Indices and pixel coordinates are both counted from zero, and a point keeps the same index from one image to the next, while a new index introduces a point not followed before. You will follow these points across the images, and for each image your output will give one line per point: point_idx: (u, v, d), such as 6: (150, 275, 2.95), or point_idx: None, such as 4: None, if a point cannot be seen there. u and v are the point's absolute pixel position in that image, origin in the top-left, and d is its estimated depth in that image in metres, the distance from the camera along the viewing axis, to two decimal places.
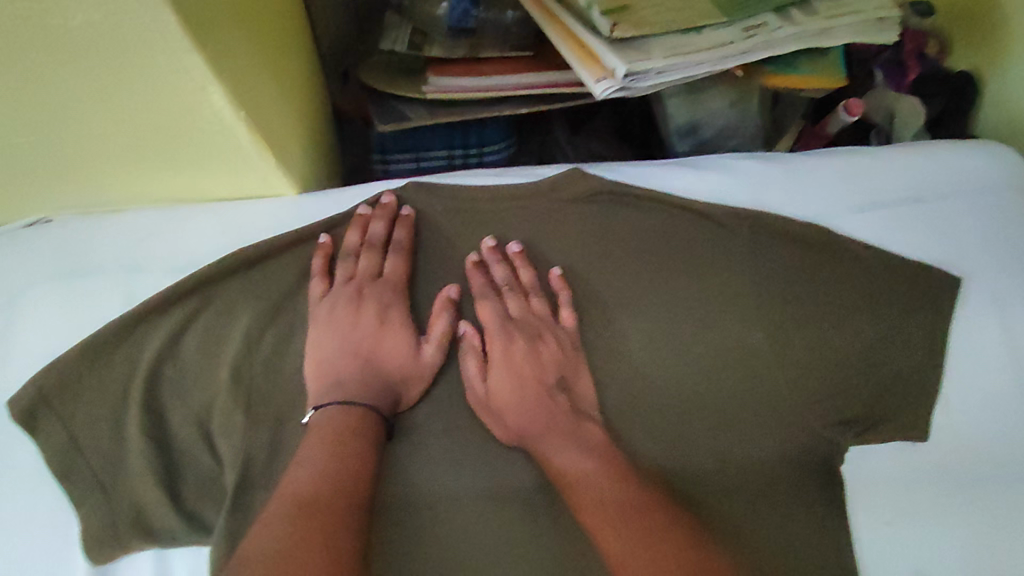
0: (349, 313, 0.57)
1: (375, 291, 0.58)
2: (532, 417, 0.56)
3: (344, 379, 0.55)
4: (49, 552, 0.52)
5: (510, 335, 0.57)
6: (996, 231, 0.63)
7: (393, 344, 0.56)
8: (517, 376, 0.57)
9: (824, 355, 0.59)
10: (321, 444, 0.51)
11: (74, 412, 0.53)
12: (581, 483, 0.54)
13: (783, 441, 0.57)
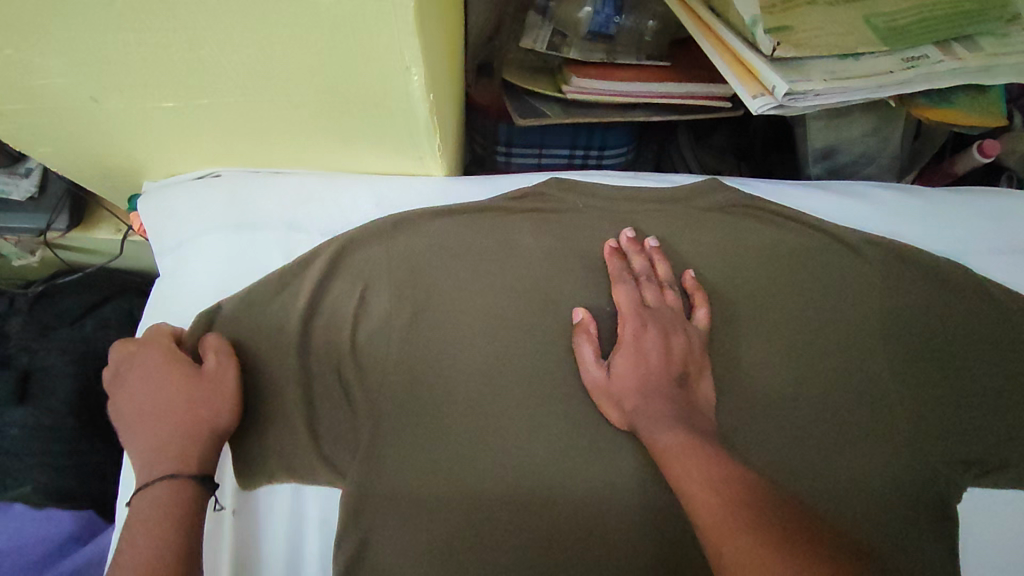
0: (146, 385, 0.53)
1: (146, 356, 0.54)
2: (647, 397, 0.54)
3: (164, 459, 0.50)
4: None
5: (642, 324, 0.57)
6: None
7: (180, 413, 0.52)
8: (641, 358, 0.56)
9: (948, 394, 0.59)
10: (156, 511, 0.47)
11: None
12: (685, 462, 0.49)
13: (898, 472, 0.57)
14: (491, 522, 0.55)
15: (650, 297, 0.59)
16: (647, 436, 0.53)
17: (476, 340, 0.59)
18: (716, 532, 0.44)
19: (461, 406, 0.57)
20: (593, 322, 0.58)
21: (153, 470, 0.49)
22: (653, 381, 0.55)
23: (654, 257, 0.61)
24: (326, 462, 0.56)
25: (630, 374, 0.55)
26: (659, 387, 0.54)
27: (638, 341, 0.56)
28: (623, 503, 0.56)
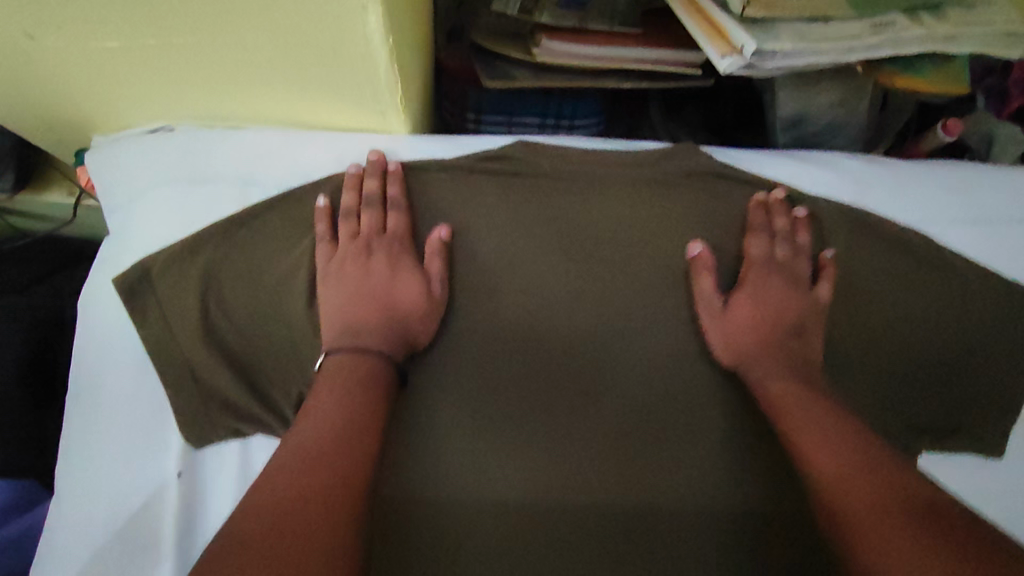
0: (352, 267, 0.55)
1: (377, 248, 0.56)
2: (753, 341, 0.57)
3: (361, 328, 0.54)
4: (137, 432, 0.54)
5: (770, 273, 0.58)
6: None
7: (398, 295, 0.55)
8: (773, 302, 0.58)
9: (903, 363, 0.59)
10: (337, 376, 0.50)
11: (172, 300, 0.56)
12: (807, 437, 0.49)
13: None
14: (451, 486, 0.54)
15: (782, 238, 0.60)
16: (753, 381, 0.55)
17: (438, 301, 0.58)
18: (858, 512, 0.44)
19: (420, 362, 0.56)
20: (712, 254, 0.58)
21: (338, 342, 0.53)
22: (775, 327, 0.57)
23: (796, 224, 0.60)
24: (277, 422, 0.54)
25: (748, 327, 0.57)
26: (778, 343, 0.57)
27: (764, 288, 0.58)
28: (583, 466, 0.56)
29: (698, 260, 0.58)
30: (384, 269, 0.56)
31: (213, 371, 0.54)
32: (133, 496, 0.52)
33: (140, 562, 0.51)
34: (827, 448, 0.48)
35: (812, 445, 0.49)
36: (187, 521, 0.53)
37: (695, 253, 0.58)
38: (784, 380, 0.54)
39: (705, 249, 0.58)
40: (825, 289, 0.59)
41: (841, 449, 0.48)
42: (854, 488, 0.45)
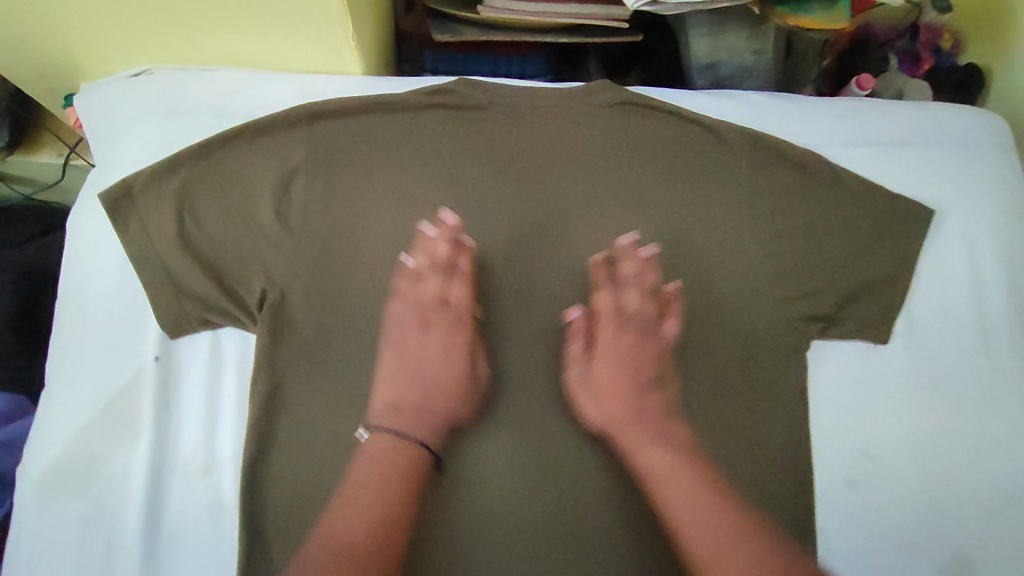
0: (416, 328, 0.62)
1: (439, 325, 0.63)
2: (634, 412, 0.59)
3: (403, 404, 0.59)
4: (120, 325, 0.61)
5: (619, 328, 0.64)
6: (977, 256, 0.70)
7: (447, 370, 0.61)
8: (620, 367, 0.62)
9: (802, 262, 0.67)
10: (374, 461, 0.55)
11: (150, 213, 0.63)
12: (648, 454, 0.57)
13: (756, 322, 0.66)
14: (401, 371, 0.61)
15: (629, 303, 0.65)
16: (628, 452, 0.58)
17: (387, 219, 0.66)
18: (706, 549, 0.51)
19: (373, 264, 0.64)
20: (585, 318, 0.65)
21: (395, 424, 0.57)
22: (632, 391, 0.61)
23: (643, 267, 0.66)
24: (243, 314, 0.61)
25: (614, 408, 0.60)
26: (636, 401, 0.60)
27: (603, 359, 0.63)
28: (517, 353, 0.64)
29: (572, 325, 0.64)
30: (439, 335, 0.62)
31: (187, 272, 0.61)
32: (117, 377, 0.59)
33: (123, 434, 0.58)
34: (687, 507, 0.53)
35: (661, 462, 0.56)
36: (164, 401, 0.60)
37: (573, 317, 0.65)
38: (659, 456, 0.56)
39: (582, 312, 0.65)
40: (670, 325, 0.65)
41: (710, 519, 0.52)
42: (717, 547, 0.51)
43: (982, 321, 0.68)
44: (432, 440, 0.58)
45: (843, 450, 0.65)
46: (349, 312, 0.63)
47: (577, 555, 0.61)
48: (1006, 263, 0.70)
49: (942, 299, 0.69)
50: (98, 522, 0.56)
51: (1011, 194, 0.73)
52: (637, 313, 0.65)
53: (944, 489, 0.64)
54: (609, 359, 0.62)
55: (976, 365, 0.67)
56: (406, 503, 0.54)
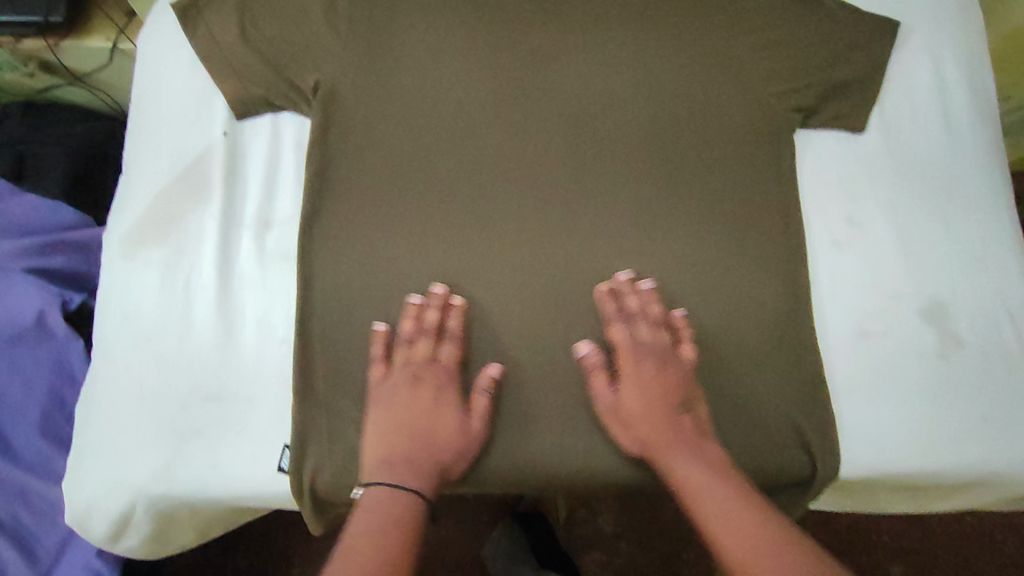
0: (408, 390, 0.62)
1: (433, 386, 0.63)
2: (434, 441, 0.61)
3: (396, 460, 0.59)
4: (191, 110, 0.69)
5: (416, 386, 0.62)
6: (956, 115, 0.77)
7: (442, 425, 0.61)
8: (643, 403, 0.63)
9: (799, 62, 0.74)
10: (370, 517, 0.54)
11: (210, 18, 0.70)
12: (707, 507, 0.56)
13: (753, 114, 0.73)
14: (442, 158, 0.70)
15: (443, 354, 0.64)
16: (665, 471, 0.60)
17: (421, 30, 0.72)
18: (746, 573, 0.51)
19: (407, 61, 0.71)
20: (491, 382, 0.63)
21: (381, 478, 0.57)
22: (660, 411, 0.62)
23: (648, 299, 0.67)
24: (299, 99, 0.69)
25: (650, 425, 0.62)
26: (670, 426, 0.62)
27: (627, 394, 0.63)
28: (541, 141, 0.71)
29: (482, 379, 0.63)
30: (430, 375, 0.63)
31: (247, 64, 0.68)
32: (192, 149, 0.68)
33: (197, 197, 0.67)
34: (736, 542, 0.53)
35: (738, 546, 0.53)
36: (232, 171, 0.68)
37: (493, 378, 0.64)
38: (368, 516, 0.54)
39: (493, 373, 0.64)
40: (688, 350, 0.66)
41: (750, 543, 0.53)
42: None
43: (947, 113, 0.77)
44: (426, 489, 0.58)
45: (828, 217, 0.73)
46: (389, 104, 0.70)
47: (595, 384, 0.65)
48: (981, 120, 0.78)
49: (912, 93, 0.77)
50: (178, 265, 0.65)
51: (969, 12, 0.82)
52: (427, 327, 0.64)
53: (921, 249, 0.72)
54: (425, 400, 0.62)
55: (943, 148, 0.76)
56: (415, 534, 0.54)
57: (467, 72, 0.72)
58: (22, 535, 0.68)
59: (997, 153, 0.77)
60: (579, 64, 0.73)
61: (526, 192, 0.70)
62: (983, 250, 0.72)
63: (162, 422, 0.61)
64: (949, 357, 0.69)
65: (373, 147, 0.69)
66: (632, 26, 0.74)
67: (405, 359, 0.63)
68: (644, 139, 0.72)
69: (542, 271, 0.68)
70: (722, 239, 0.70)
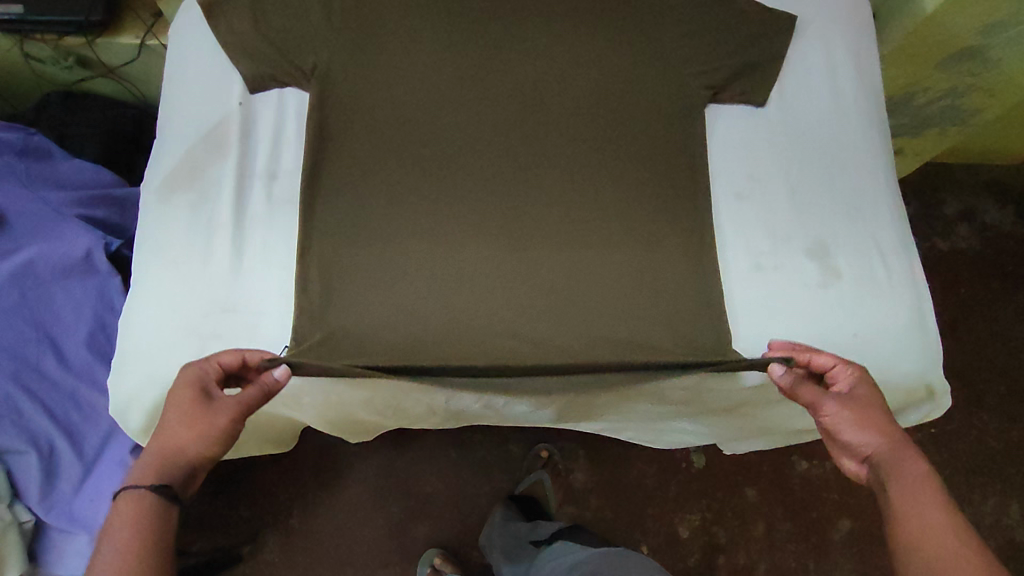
0: (183, 397, 0.69)
1: (197, 389, 0.69)
2: (179, 434, 0.68)
3: (168, 452, 0.68)
4: (212, 83, 0.86)
5: (190, 392, 0.69)
6: (845, 91, 0.93)
7: (194, 420, 0.68)
8: (863, 425, 0.73)
9: (707, 49, 0.90)
10: (127, 511, 0.64)
11: (232, 13, 0.87)
12: (929, 513, 0.65)
13: (670, 93, 0.90)
14: (414, 129, 0.87)
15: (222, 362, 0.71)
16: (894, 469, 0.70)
17: (399, 24, 0.89)
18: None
19: (389, 51, 0.88)
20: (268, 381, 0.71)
21: (141, 473, 0.67)
22: (887, 422, 0.73)
23: (575, 239, 0.85)
24: (302, 78, 0.86)
25: (876, 442, 0.72)
26: (897, 436, 0.72)
27: (841, 421, 0.74)
28: (496, 115, 0.88)
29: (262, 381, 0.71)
30: (198, 379, 0.70)
31: (259, 52, 0.85)
32: (213, 115, 0.84)
33: (217, 152, 0.83)
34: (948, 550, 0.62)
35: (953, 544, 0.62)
36: (246, 132, 0.84)
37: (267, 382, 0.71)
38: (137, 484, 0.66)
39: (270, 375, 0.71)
40: (606, 281, 0.84)
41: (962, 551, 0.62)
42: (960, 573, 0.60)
43: (838, 91, 0.93)
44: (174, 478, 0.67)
45: (733, 175, 0.89)
46: (372, 86, 0.87)
47: (533, 306, 0.82)
48: (866, 94, 0.93)
49: (807, 74, 0.93)
50: (202, 207, 0.80)
51: (859, 10, 0.98)
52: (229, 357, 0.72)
53: (808, 201, 0.87)
54: (190, 400, 0.69)
55: (833, 117, 0.91)
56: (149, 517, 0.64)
57: (436, 61, 0.89)
58: (71, 430, 0.82)
59: (879, 123, 0.93)
60: (526, 53, 0.90)
61: (480, 156, 0.87)
62: (860, 202, 0.88)
63: (188, 328, 0.76)
64: (827, 285, 0.84)
65: (359, 120, 0.86)
66: (571, 21, 0.91)
67: (206, 375, 0.70)
68: (577, 115, 0.89)
69: (493, 217, 0.85)
70: (640, 196, 0.87)
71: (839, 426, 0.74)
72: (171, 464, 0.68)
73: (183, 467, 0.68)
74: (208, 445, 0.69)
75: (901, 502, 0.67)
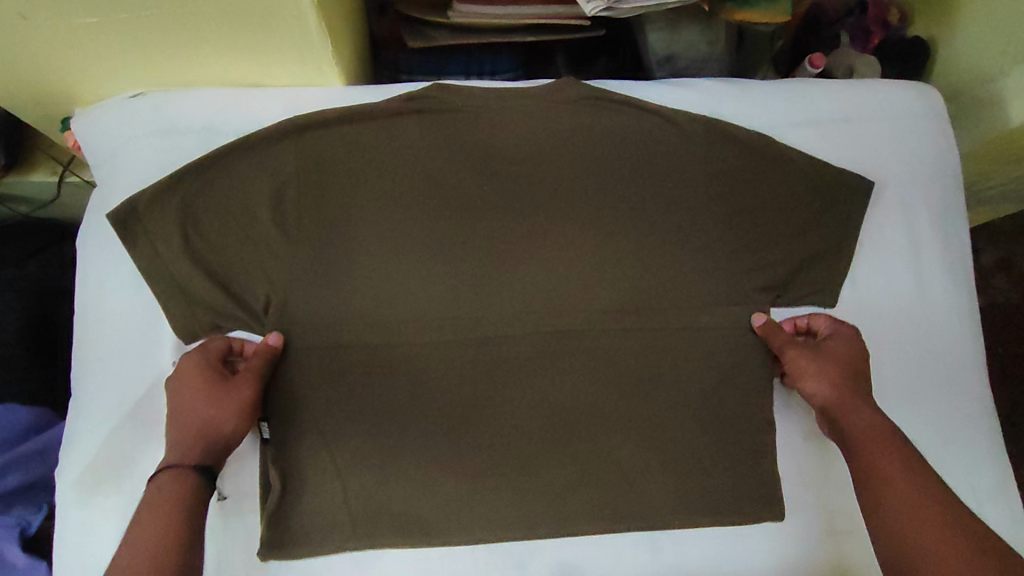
0: (190, 383, 0.63)
1: (202, 374, 0.63)
2: (202, 416, 0.62)
3: (191, 441, 0.61)
4: (137, 330, 0.67)
5: (195, 377, 0.63)
6: (928, 280, 0.78)
7: (210, 401, 0.62)
8: (824, 375, 0.67)
9: (759, 238, 0.73)
10: (157, 501, 0.58)
11: (156, 224, 0.68)
12: (883, 465, 0.61)
13: (716, 292, 0.71)
14: (397, 365, 0.68)
15: (218, 345, 0.65)
16: (847, 421, 0.65)
17: (375, 226, 0.70)
18: (912, 536, 0.57)
19: (363, 265, 0.69)
20: (270, 343, 0.65)
21: (167, 461, 0.61)
22: (853, 374, 0.67)
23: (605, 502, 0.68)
24: (251, 316, 0.67)
25: (831, 395, 0.66)
26: (857, 387, 0.66)
27: (803, 368, 0.67)
28: (503, 340, 0.69)
29: (267, 347, 0.64)
30: (196, 361, 0.64)
31: (195, 281, 0.66)
32: (140, 379, 0.66)
33: (150, 429, 0.66)
34: (897, 495, 0.59)
35: (892, 466, 0.61)
36: None
37: (269, 345, 0.65)
38: (167, 476, 0.59)
39: (273, 338, 0.65)
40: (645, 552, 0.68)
41: (908, 492, 0.59)
42: (910, 517, 0.58)
43: (920, 280, 0.77)
44: (201, 462, 0.61)
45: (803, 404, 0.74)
46: (341, 315, 0.67)
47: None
48: (952, 281, 0.78)
49: (883, 260, 0.77)
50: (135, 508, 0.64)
51: (945, 160, 0.80)
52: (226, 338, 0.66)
53: None
54: (196, 384, 0.63)
55: (914, 316, 0.77)
56: (186, 505, 0.58)
57: (423, 271, 0.70)
58: None
59: (969, 315, 0.78)
60: (540, 252, 0.71)
61: (484, 398, 0.68)
62: (952, 430, 0.75)
63: None
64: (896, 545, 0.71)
65: (328, 363, 0.67)
66: (591, 205, 0.73)
67: (205, 357, 0.64)
68: (605, 330, 0.70)
69: (501, 476, 0.68)
70: (686, 436, 0.69)
71: (800, 376, 0.68)
72: (201, 447, 0.62)
73: (209, 450, 0.62)
74: (231, 419, 0.62)
75: (852, 455, 0.63)
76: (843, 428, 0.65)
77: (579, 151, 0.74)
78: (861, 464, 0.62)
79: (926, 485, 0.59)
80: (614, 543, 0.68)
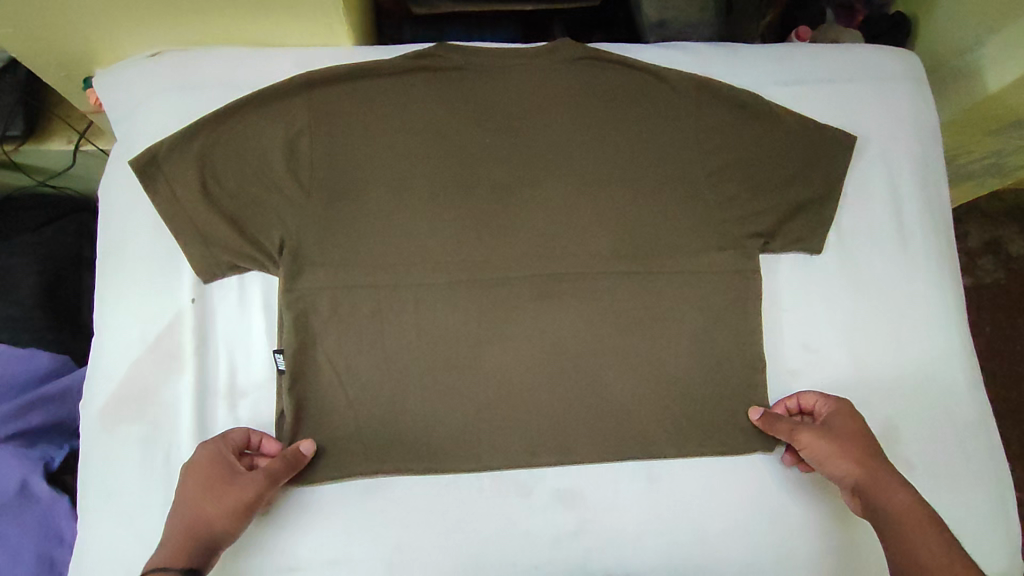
0: (194, 475, 0.62)
1: (213, 469, 0.63)
2: (209, 509, 0.61)
3: (190, 540, 0.60)
4: (157, 271, 0.71)
5: (206, 468, 0.63)
6: (910, 229, 0.81)
7: (215, 496, 0.62)
8: (842, 454, 0.67)
9: (748, 189, 0.77)
10: None
11: (174, 171, 0.71)
12: (917, 542, 0.61)
13: (708, 240, 0.75)
14: (404, 307, 0.71)
15: (236, 437, 0.66)
16: (875, 499, 0.65)
17: (383, 175, 0.74)
18: None
19: (372, 211, 0.72)
20: (299, 454, 0.65)
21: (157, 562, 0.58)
22: (870, 451, 0.67)
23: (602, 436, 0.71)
24: (266, 259, 0.70)
25: (854, 473, 0.66)
26: (876, 463, 0.66)
27: (819, 451, 0.67)
28: (504, 284, 0.73)
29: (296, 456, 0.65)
30: (210, 452, 0.64)
31: (212, 225, 0.70)
32: (162, 316, 0.70)
33: (172, 363, 0.69)
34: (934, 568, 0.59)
35: (924, 539, 0.61)
36: (202, 336, 0.71)
37: (300, 453, 0.65)
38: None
39: (305, 449, 0.66)
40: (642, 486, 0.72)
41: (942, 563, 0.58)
42: None
43: (902, 229, 0.81)
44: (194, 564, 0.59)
45: (789, 343, 0.78)
46: (351, 257, 0.71)
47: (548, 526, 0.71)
48: (934, 230, 0.82)
49: (867, 210, 0.81)
50: (157, 437, 0.68)
51: (925, 119, 0.84)
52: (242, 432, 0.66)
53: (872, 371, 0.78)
54: (202, 473, 0.62)
55: (898, 263, 0.80)
56: None
57: (430, 217, 0.73)
58: None
59: (950, 262, 0.82)
60: (540, 201, 0.75)
61: (487, 338, 0.72)
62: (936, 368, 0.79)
63: None
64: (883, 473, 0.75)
65: (339, 304, 0.70)
66: (588, 159, 0.76)
67: (220, 448, 0.64)
68: (601, 275, 0.74)
69: (503, 412, 0.71)
70: (679, 374, 0.73)
71: (820, 460, 0.67)
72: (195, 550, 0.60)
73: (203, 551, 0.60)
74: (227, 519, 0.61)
75: (886, 536, 0.63)
76: (871, 507, 0.65)
77: (577, 107, 0.78)
78: (895, 542, 0.62)
79: (954, 548, 0.59)
80: (611, 476, 0.72)
